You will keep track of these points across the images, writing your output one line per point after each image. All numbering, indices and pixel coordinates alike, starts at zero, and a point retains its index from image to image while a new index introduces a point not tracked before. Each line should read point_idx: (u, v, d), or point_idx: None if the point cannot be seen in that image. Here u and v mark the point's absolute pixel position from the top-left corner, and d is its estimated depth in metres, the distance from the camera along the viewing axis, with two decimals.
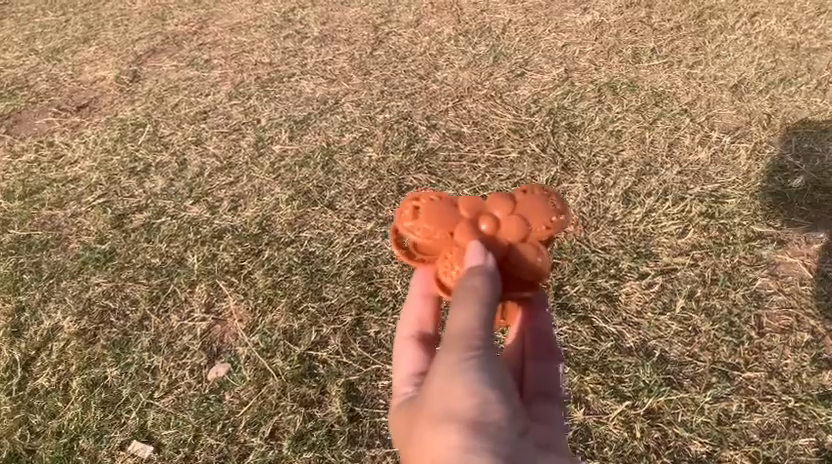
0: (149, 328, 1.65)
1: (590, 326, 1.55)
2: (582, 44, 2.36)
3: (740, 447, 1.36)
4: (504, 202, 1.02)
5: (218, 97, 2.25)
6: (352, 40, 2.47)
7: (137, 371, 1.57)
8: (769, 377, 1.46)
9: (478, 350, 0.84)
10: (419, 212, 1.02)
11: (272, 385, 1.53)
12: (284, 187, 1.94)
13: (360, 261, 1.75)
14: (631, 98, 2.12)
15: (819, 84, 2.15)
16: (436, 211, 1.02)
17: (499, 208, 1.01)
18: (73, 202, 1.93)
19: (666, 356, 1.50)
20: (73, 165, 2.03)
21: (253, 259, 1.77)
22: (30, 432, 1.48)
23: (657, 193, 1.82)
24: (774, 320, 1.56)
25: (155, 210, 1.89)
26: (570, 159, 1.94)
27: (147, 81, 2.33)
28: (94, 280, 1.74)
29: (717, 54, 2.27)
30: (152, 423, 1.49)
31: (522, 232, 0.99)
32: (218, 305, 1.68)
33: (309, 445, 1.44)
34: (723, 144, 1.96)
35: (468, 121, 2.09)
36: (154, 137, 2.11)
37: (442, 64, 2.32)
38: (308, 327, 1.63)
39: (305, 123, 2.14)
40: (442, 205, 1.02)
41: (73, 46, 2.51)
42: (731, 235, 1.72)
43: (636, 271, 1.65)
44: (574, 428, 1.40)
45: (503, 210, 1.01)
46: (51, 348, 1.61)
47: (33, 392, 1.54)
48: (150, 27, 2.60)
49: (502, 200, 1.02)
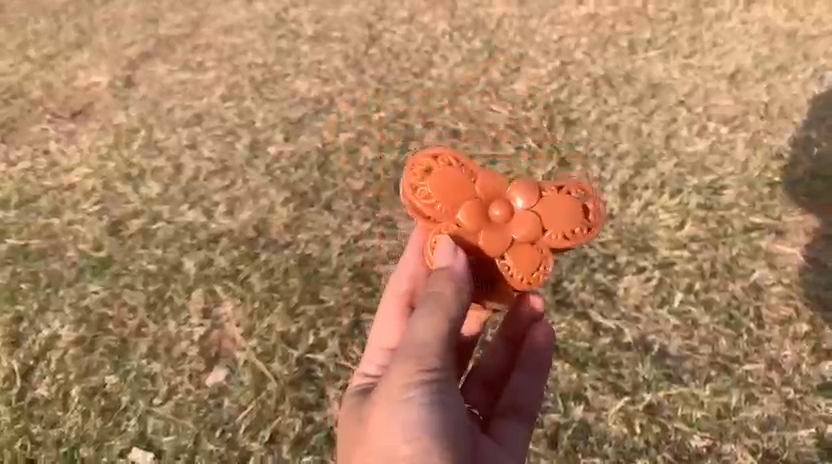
0: (147, 335, 1.64)
1: (589, 322, 1.54)
2: (577, 36, 2.34)
3: (740, 439, 1.38)
4: (531, 194, 1.10)
5: (212, 100, 2.24)
6: (346, 38, 2.43)
7: (136, 378, 1.57)
8: (769, 369, 1.47)
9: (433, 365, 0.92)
10: (439, 173, 1.08)
11: (271, 390, 1.55)
12: (280, 189, 1.94)
13: (358, 261, 1.77)
14: (627, 90, 2.11)
15: (815, 71, 2.14)
16: (454, 179, 1.08)
17: (523, 197, 1.09)
18: (69, 210, 1.91)
19: (666, 351, 1.50)
20: (69, 172, 2.02)
21: (250, 263, 1.76)
22: (30, 442, 1.49)
23: (655, 186, 1.81)
24: (773, 311, 1.56)
25: (151, 215, 1.89)
26: (567, 154, 1.93)
27: (141, 86, 2.31)
28: (92, 288, 1.73)
29: (713, 43, 2.25)
30: (151, 430, 1.50)
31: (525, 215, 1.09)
32: (215, 311, 1.68)
33: (309, 449, 1.48)
34: (721, 134, 1.95)
35: (463, 118, 2.09)
36: (149, 142, 2.10)
37: (436, 61, 2.31)
38: (305, 331, 1.64)
39: (300, 124, 2.13)
40: (462, 180, 1.08)
41: (66, 51, 2.46)
42: (730, 226, 1.71)
43: (634, 265, 1.64)
44: (575, 424, 1.40)
45: (526, 201, 1.09)
46: (50, 357, 1.61)
47: (33, 402, 1.54)
48: (143, 30, 2.53)
49: (530, 191, 1.10)
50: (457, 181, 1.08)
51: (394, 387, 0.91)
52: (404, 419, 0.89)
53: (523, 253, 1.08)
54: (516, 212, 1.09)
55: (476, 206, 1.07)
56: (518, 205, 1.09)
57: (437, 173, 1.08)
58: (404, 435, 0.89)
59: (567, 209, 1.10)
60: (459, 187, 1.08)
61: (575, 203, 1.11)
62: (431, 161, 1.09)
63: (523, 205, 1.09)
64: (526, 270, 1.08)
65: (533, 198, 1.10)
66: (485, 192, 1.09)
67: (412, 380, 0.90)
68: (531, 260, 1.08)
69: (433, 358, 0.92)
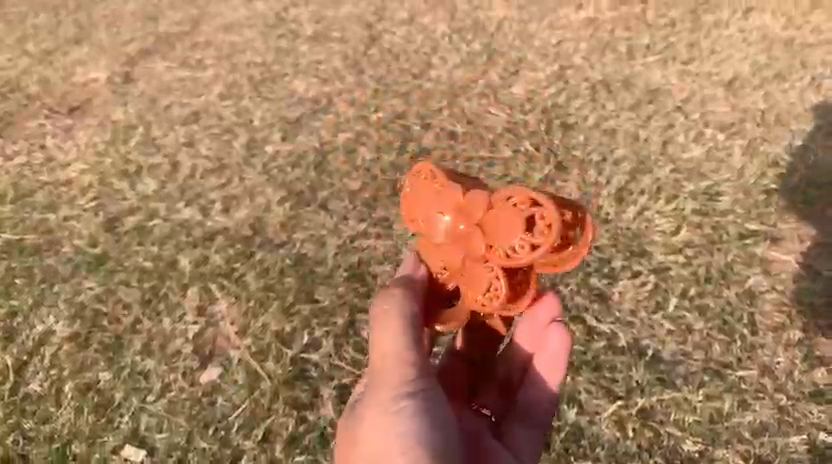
0: (141, 332, 1.64)
1: (584, 325, 1.54)
2: (576, 41, 2.34)
3: (732, 445, 1.38)
4: (481, 210, 0.99)
5: (211, 98, 2.24)
6: (345, 38, 2.43)
7: (129, 375, 1.57)
8: (762, 375, 1.47)
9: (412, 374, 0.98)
10: (415, 188, 1.07)
11: (264, 389, 1.55)
12: (277, 188, 1.94)
13: (353, 261, 1.77)
14: (625, 95, 2.11)
15: (813, 79, 2.15)
16: (422, 194, 1.05)
17: (476, 214, 1.00)
18: (65, 205, 1.91)
19: (659, 356, 1.50)
20: (66, 168, 2.02)
21: (245, 262, 1.76)
22: (22, 437, 1.49)
23: (651, 191, 1.82)
24: (766, 317, 1.57)
25: (147, 213, 1.89)
26: (564, 158, 1.94)
27: (140, 83, 2.31)
28: (86, 284, 1.73)
29: (711, 50, 2.26)
30: (144, 428, 1.50)
31: (475, 236, 0.99)
32: (210, 309, 1.68)
33: (302, 448, 1.48)
34: (717, 141, 1.96)
35: (461, 120, 2.10)
36: (146, 139, 2.10)
37: (435, 63, 2.31)
38: (300, 331, 1.64)
39: (298, 124, 2.13)
40: (430, 194, 1.05)
41: (65, 47, 2.46)
42: (725, 233, 1.72)
43: (629, 270, 1.64)
44: (568, 428, 1.40)
45: (477, 217, 0.99)
46: (43, 353, 1.60)
47: (26, 397, 1.54)
48: (143, 27, 2.53)
49: (480, 208, 0.99)
50: (422, 199, 1.05)
51: (381, 399, 0.97)
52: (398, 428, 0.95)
53: (476, 271, 1.01)
54: (465, 227, 1.00)
55: (433, 225, 1.04)
56: (470, 219, 1.00)
57: (415, 188, 1.07)
58: (399, 443, 0.95)
59: (512, 227, 0.95)
60: (428, 203, 1.04)
61: (520, 214, 0.95)
62: (416, 174, 1.08)
63: (475, 222, 0.99)
64: (476, 289, 1.01)
65: (481, 210, 0.99)
66: (443, 208, 1.03)
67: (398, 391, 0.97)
68: (480, 278, 1.00)
69: (411, 364, 0.98)
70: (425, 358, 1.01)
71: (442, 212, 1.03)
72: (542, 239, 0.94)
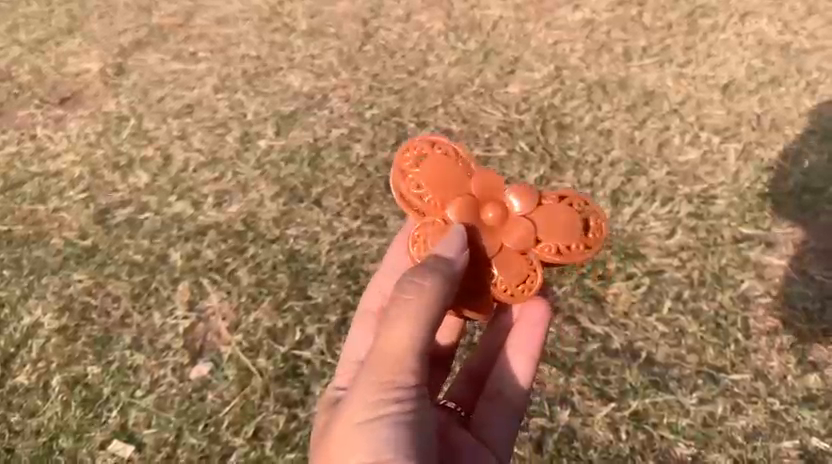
0: (131, 326, 1.62)
1: (577, 327, 1.53)
2: (573, 42, 2.32)
3: (724, 449, 1.39)
4: (534, 203, 1.19)
5: (204, 91, 2.22)
6: (340, 33, 2.41)
7: (118, 369, 1.55)
8: (755, 380, 1.47)
9: (401, 375, 1.01)
10: (441, 161, 1.21)
11: (255, 385, 1.54)
12: (270, 184, 1.92)
13: (347, 259, 1.76)
14: (621, 97, 2.11)
15: (808, 85, 2.15)
16: (450, 171, 1.20)
17: (528, 206, 1.19)
18: (54, 197, 1.89)
19: (653, 358, 1.50)
20: (56, 159, 2.00)
21: (237, 257, 1.74)
22: (9, 431, 1.48)
23: (645, 194, 1.82)
24: (760, 322, 1.56)
25: (139, 206, 1.87)
26: (560, 158, 1.94)
27: (132, 74, 2.28)
28: (75, 276, 1.71)
29: (708, 53, 2.26)
30: (133, 423, 1.49)
31: (528, 224, 1.17)
32: (201, 304, 1.66)
33: (292, 446, 1.47)
34: (713, 144, 1.96)
35: (457, 118, 2.10)
36: (138, 131, 2.08)
37: (431, 60, 2.29)
38: (292, 327, 1.62)
39: (292, 119, 2.11)
40: (458, 173, 1.20)
41: (56, 36, 2.42)
42: (719, 236, 1.72)
43: (623, 272, 1.63)
44: (560, 429, 1.40)
45: (530, 209, 1.19)
46: (31, 345, 1.59)
47: (13, 390, 1.53)
48: (135, 18, 2.49)
49: (533, 201, 1.19)
50: (455, 174, 1.20)
51: (365, 394, 1.00)
52: (380, 436, 0.98)
53: (513, 260, 1.16)
54: (513, 216, 1.18)
55: (469, 204, 1.17)
56: (515, 211, 1.19)
57: (439, 163, 1.20)
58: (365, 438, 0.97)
59: (569, 225, 1.19)
60: (458, 183, 1.19)
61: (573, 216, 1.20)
62: (436, 150, 1.21)
63: (526, 210, 1.19)
64: (513, 276, 1.16)
65: (531, 205, 1.19)
66: (478, 188, 1.19)
67: (383, 388, 1.00)
68: (519, 266, 1.16)
69: (405, 370, 1.01)
70: (420, 365, 1.02)
71: (479, 192, 1.19)
72: (595, 241, 1.20)
